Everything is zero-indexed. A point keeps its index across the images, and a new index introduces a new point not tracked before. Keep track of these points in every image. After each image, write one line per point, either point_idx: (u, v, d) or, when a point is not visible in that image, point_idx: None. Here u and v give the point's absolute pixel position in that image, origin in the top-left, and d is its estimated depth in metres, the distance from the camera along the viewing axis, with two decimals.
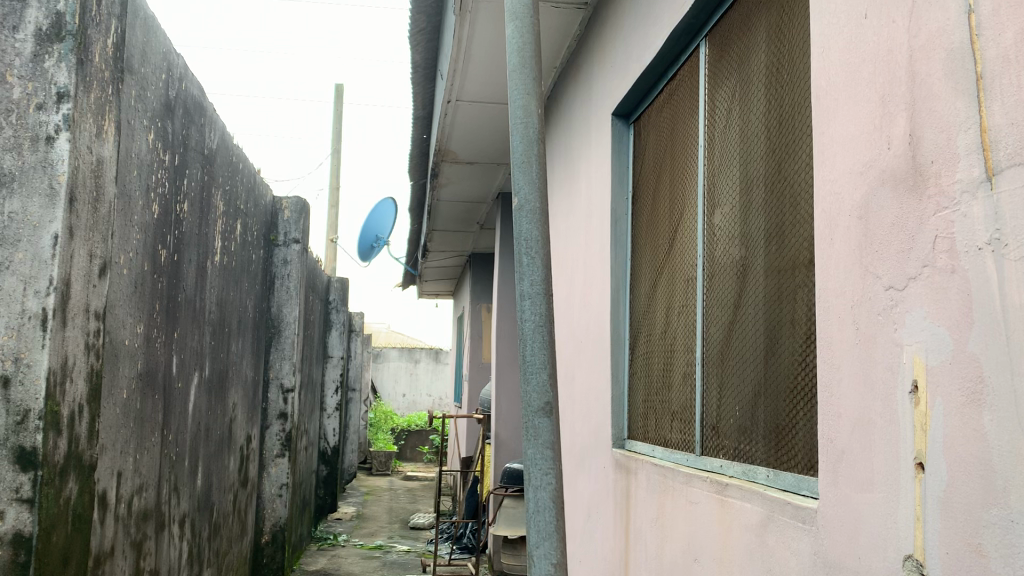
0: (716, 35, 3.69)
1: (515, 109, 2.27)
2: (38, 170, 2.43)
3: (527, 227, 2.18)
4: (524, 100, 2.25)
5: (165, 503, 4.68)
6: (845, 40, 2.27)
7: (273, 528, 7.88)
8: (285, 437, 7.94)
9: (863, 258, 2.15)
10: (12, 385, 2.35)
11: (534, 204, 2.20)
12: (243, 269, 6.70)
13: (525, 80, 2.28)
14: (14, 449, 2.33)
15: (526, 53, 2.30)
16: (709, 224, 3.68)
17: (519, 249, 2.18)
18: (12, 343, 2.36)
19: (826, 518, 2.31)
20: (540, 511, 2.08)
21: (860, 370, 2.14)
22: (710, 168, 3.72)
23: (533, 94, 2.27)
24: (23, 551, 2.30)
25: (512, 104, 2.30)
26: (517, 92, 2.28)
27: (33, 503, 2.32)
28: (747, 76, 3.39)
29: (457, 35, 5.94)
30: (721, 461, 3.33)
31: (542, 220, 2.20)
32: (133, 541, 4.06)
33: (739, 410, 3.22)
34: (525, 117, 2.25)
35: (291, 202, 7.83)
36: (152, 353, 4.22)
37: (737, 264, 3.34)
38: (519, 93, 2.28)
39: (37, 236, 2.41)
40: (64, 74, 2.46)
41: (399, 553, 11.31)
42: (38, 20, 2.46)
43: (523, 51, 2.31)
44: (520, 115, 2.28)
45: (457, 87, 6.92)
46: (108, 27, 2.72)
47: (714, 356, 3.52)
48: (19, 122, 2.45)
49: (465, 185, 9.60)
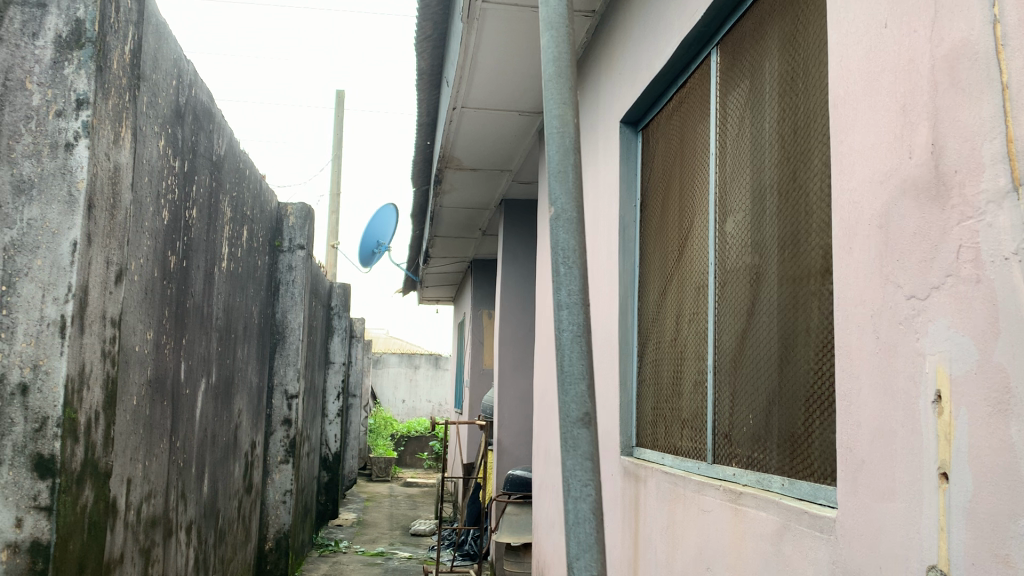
0: (728, 43, 3.69)
1: (550, 118, 2.14)
2: (57, 177, 2.42)
3: (565, 237, 2.05)
4: (560, 108, 2.13)
5: (173, 510, 4.66)
6: (865, 48, 2.27)
7: (276, 535, 7.85)
8: (290, 443, 7.95)
9: (884, 266, 2.15)
10: (30, 393, 2.34)
11: (571, 214, 2.08)
12: (249, 276, 6.69)
13: (560, 89, 2.16)
14: (32, 457, 2.32)
15: (562, 62, 2.19)
16: (720, 231, 3.68)
17: (557, 260, 2.08)
18: (30, 350, 2.35)
19: (845, 528, 2.30)
20: (578, 522, 1.98)
21: (880, 379, 2.14)
22: (721, 175, 3.72)
23: (568, 101, 2.14)
24: (40, 560, 2.28)
25: (545, 109, 2.20)
26: (552, 102, 2.17)
27: (50, 511, 2.31)
28: (760, 84, 3.39)
29: (465, 43, 5.95)
30: (733, 469, 3.32)
31: (580, 230, 2.07)
32: (141, 548, 4.05)
33: (753, 418, 3.21)
34: (561, 126, 2.13)
35: (297, 208, 7.80)
36: (162, 359, 4.22)
37: (750, 271, 3.34)
38: (554, 102, 2.16)
39: (56, 243, 2.40)
40: (83, 81, 2.46)
41: (401, 559, 11.29)
42: (58, 27, 2.46)
43: (559, 60, 2.19)
44: (556, 124, 2.16)
45: (463, 94, 6.93)
46: (126, 34, 2.72)
47: (727, 365, 3.51)
48: (38, 130, 2.43)
49: (469, 192, 9.61)
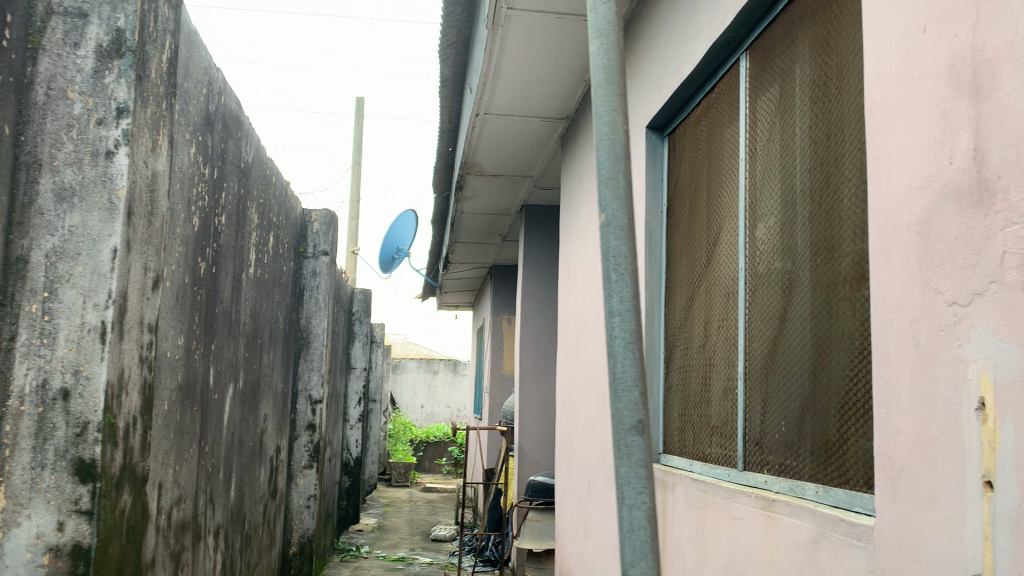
0: (759, 49, 3.67)
1: (599, 127, 2.02)
2: (98, 185, 2.45)
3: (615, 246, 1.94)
4: (609, 116, 2.00)
5: (202, 514, 4.69)
6: (902, 54, 2.27)
7: (300, 540, 7.88)
8: (314, 448, 7.98)
9: (923, 273, 2.14)
10: (71, 398, 2.36)
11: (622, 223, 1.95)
12: (274, 282, 6.74)
13: (609, 97, 2.02)
14: (73, 461, 2.34)
15: (613, 69, 2.03)
16: (751, 237, 3.66)
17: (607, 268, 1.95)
18: (72, 356, 2.37)
19: (884, 536, 2.28)
20: (634, 530, 1.83)
21: (921, 386, 2.12)
22: (751, 181, 3.70)
23: (618, 109, 2.00)
24: (82, 563, 2.31)
25: (596, 122, 2.05)
26: (602, 110, 2.03)
27: (91, 515, 2.34)
28: (791, 89, 3.38)
29: (489, 49, 5.96)
30: (765, 476, 3.30)
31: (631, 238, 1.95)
32: (171, 552, 4.08)
33: (785, 425, 3.19)
34: (610, 134, 1.99)
35: (321, 214, 7.88)
36: (191, 364, 4.25)
37: (782, 278, 3.32)
38: (603, 111, 2.02)
39: (96, 250, 2.43)
40: (124, 89, 2.48)
41: (422, 564, 11.30)
42: (99, 37, 2.48)
43: (608, 67, 2.04)
44: (605, 133, 2.03)
45: (486, 100, 6.94)
46: (164, 42, 2.74)
47: (758, 372, 3.49)
48: (80, 138, 2.45)
49: (491, 198, 9.61)
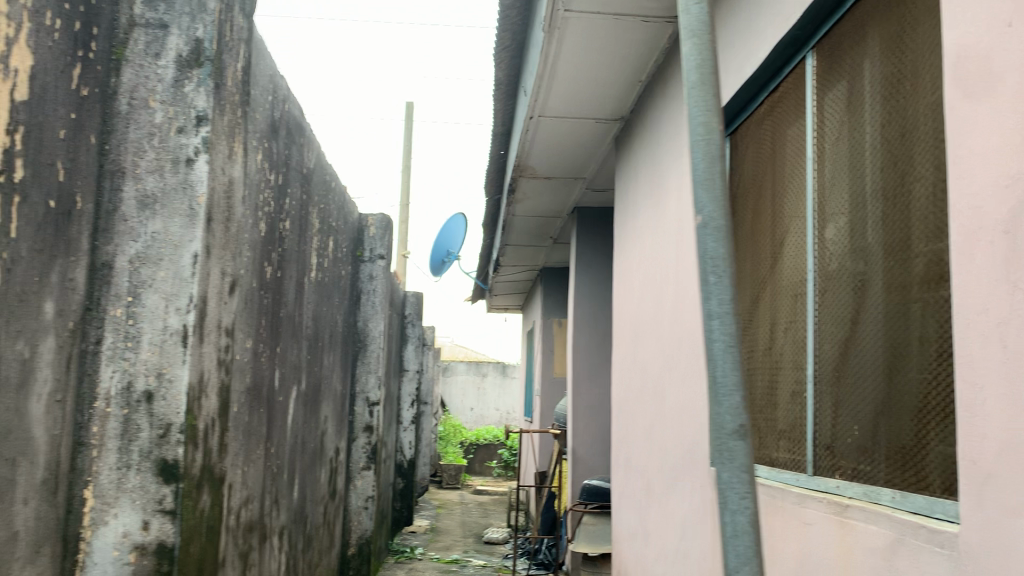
0: (826, 47, 3.61)
1: (694, 126, 1.98)
2: (179, 192, 2.51)
3: (713, 246, 1.91)
4: (705, 116, 1.97)
5: (268, 515, 4.77)
6: (984, 49, 2.22)
7: (359, 541, 7.97)
8: (372, 449, 8.06)
9: (1010, 274, 2.08)
10: (155, 400, 2.42)
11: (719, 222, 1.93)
12: (334, 285, 6.83)
13: (704, 97, 1.99)
14: (157, 462, 2.40)
15: (706, 70, 2.02)
16: (819, 238, 3.60)
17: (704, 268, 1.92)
18: (155, 359, 2.43)
19: (969, 544, 2.22)
20: (737, 535, 1.79)
21: (1008, 390, 2.07)
22: (819, 181, 3.64)
23: (714, 110, 1.98)
24: (166, 561, 2.38)
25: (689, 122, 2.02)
26: (695, 111, 2.01)
27: (174, 514, 2.40)
28: (860, 87, 3.32)
29: (545, 51, 5.96)
30: (837, 481, 3.24)
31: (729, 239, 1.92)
32: (240, 551, 4.15)
33: (858, 430, 3.13)
34: (707, 134, 1.96)
35: (378, 218, 7.87)
36: (259, 368, 4.32)
37: (854, 279, 3.25)
38: (697, 111, 2.00)
39: (178, 256, 2.49)
40: (203, 98, 2.54)
41: (477, 567, 11.33)
42: (179, 47, 2.54)
43: (702, 68, 2.02)
44: (700, 132, 1.99)
45: (541, 103, 6.94)
46: (239, 52, 2.80)
47: (828, 375, 3.43)
48: (161, 146, 2.51)
49: (543, 200, 9.61)
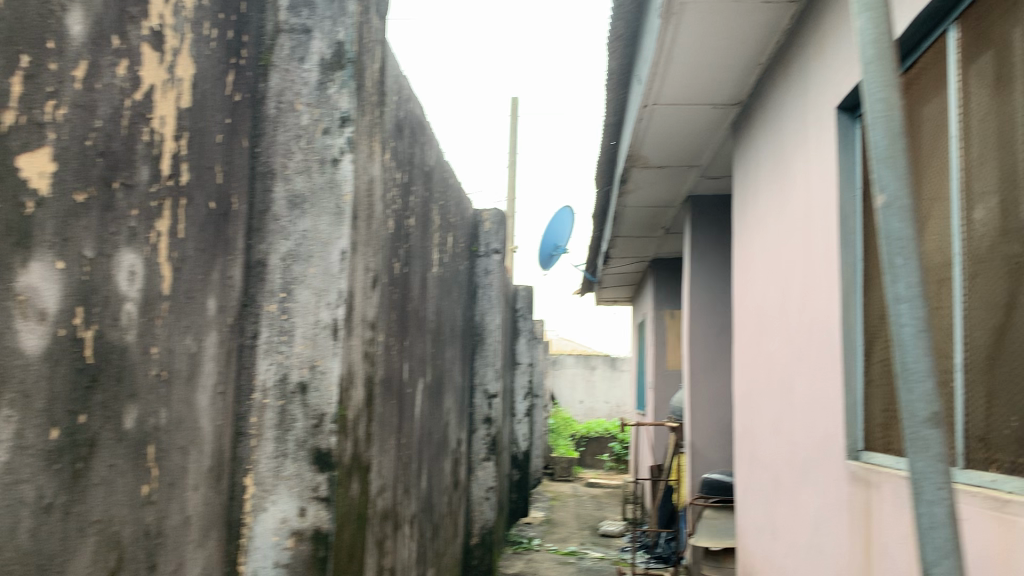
0: (971, 18, 3.42)
1: (873, 102, 1.83)
2: (327, 191, 2.59)
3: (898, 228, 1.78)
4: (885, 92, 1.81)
5: (400, 504, 4.89)
6: None
7: (482, 531, 8.09)
8: (492, 441, 8.17)
9: None
10: (309, 391, 2.51)
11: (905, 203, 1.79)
12: (453, 280, 6.94)
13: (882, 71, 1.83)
14: (312, 451, 2.49)
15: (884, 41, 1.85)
16: (966, 220, 3.41)
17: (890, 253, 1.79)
18: (308, 352, 2.53)
19: None
20: (934, 527, 1.66)
21: None
22: (965, 159, 3.45)
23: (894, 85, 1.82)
24: (322, 547, 2.47)
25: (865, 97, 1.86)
26: (871, 85, 1.85)
27: (329, 501, 2.49)
28: (1011, 58, 3.12)
29: (662, 38, 5.87)
30: (993, 475, 3.07)
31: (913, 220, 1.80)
32: (376, 539, 4.27)
33: (1016, 421, 2.96)
34: (888, 112, 1.81)
35: (492, 214, 7.97)
36: (390, 361, 4.43)
37: (1008, 262, 3.07)
38: (875, 86, 1.84)
39: (327, 253, 2.57)
40: (346, 99, 2.62)
41: (595, 559, 11.32)
42: (322, 50, 2.62)
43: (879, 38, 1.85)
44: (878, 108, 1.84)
45: (656, 92, 6.85)
46: (375, 53, 2.87)
47: (980, 364, 3.25)
48: (309, 147, 2.59)
49: (657, 190, 9.49)
